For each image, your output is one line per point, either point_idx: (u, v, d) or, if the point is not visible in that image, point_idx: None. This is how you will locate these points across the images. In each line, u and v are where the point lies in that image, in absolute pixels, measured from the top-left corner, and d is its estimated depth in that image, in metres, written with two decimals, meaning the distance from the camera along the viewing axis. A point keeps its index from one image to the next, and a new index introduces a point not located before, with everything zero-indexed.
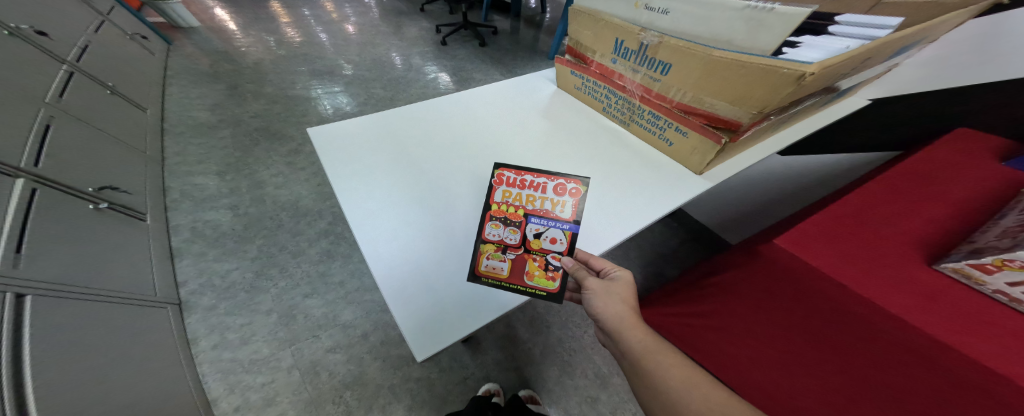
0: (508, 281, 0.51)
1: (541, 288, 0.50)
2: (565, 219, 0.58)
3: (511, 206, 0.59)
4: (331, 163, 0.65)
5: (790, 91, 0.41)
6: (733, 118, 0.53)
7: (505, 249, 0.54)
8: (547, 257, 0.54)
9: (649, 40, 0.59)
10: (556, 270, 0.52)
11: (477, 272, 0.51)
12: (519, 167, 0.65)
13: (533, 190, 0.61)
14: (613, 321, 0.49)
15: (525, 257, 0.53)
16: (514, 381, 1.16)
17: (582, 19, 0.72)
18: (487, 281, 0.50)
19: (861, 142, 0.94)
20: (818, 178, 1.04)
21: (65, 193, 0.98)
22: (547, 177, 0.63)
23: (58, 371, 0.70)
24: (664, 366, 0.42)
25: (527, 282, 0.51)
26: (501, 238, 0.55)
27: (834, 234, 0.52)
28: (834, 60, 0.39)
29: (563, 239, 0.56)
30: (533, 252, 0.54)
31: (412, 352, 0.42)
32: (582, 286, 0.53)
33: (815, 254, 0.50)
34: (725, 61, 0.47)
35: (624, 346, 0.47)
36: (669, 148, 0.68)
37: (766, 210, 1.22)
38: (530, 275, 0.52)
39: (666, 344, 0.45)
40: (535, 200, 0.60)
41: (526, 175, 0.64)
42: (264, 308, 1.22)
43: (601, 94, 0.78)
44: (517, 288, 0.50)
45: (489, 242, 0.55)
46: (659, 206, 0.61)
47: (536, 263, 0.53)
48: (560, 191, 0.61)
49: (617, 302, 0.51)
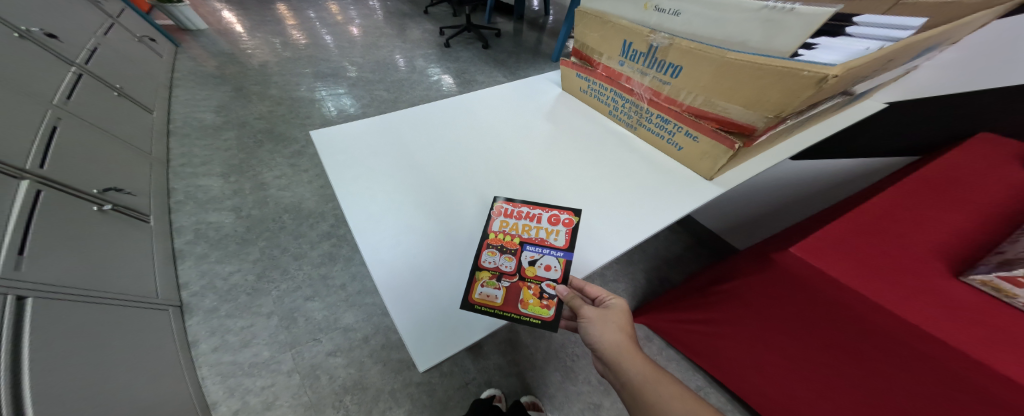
0: (501, 309, 0.45)
1: (538, 317, 0.45)
2: (560, 247, 0.53)
3: (506, 234, 0.54)
4: (333, 166, 0.64)
5: (810, 94, 0.39)
6: (747, 123, 0.51)
7: (500, 277, 0.49)
8: (541, 285, 0.49)
9: (659, 42, 0.57)
10: (551, 298, 0.47)
11: (470, 299, 0.46)
12: (517, 196, 0.61)
13: (531, 219, 0.57)
14: (612, 352, 0.44)
15: (519, 284, 0.49)
16: (516, 387, 1.14)
17: (588, 21, 0.71)
18: (480, 309, 0.46)
19: (872, 146, 0.92)
20: (832, 183, 1.02)
21: (69, 194, 0.98)
22: (544, 207, 0.59)
23: (57, 374, 0.69)
24: (668, 402, 0.38)
25: (521, 310, 0.46)
26: (496, 266, 0.50)
27: (852, 242, 0.50)
28: (858, 62, 0.37)
29: (557, 266, 0.51)
30: (526, 278, 0.50)
31: (414, 362, 0.40)
32: (577, 315, 0.48)
33: (831, 263, 0.47)
34: (740, 64, 0.46)
35: (624, 379, 0.42)
36: (678, 152, 0.66)
37: (776, 215, 1.19)
38: (524, 303, 0.47)
39: (668, 378, 0.41)
40: (532, 228, 0.56)
41: (523, 205, 0.60)
42: (265, 310, 1.22)
43: (608, 97, 0.77)
44: (510, 316, 0.45)
45: (484, 269, 0.50)
46: (668, 214, 0.59)
47: (531, 291, 0.48)
48: (555, 220, 0.57)
49: (615, 331, 0.46)
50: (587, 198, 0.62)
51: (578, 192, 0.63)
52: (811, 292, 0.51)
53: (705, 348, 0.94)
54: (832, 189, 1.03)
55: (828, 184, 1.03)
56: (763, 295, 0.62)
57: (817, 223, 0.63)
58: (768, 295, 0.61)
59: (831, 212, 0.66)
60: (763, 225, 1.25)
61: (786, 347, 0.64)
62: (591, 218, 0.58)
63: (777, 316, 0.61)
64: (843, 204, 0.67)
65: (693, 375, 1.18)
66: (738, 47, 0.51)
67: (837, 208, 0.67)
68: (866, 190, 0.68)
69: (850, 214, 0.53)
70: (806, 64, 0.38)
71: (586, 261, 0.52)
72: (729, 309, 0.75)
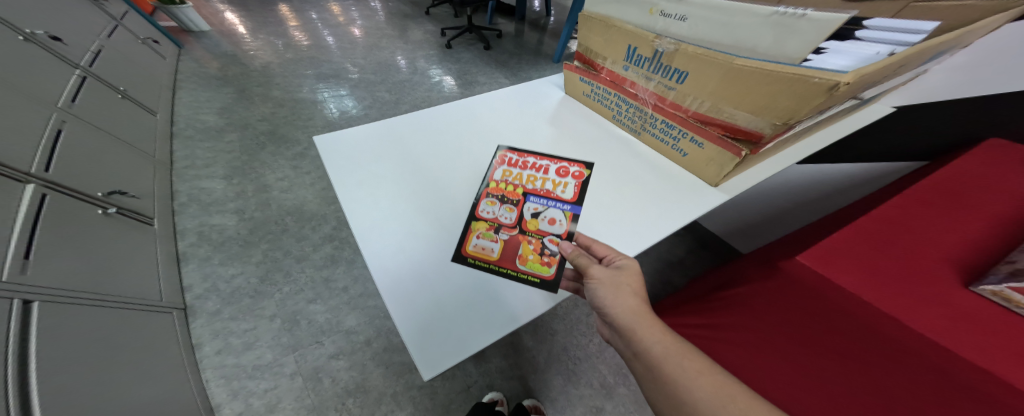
0: (497, 263, 0.52)
1: (535, 273, 0.51)
2: (566, 201, 0.62)
3: (511, 186, 0.64)
4: (337, 172, 0.64)
5: (820, 102, 0.39)
6: (755, 129, 0.50)
7: (498, 230, 0.57)
8: (542, 240, 0.56)
9: (665, 47, 0.57)
10: (552, 256, 0.53)
11: (463, 252, 0.53)
12: (523, 152, 0.72)
13: (536, 175, 0.67)
14: (625, 317, 0.43)
15: (520, 239, 0.56)
16: (519, 390, 1.14)
17: (592, 25, 0.70)
18: (473, 261, 0.52)
19: (877, 150, 0.91)
20: (838, 187, 1.01)
21: (74, 198, 0.99)
22: (551, 162, 0.70)
23: (65, 378, 0.70)
24: (687, 371, 0.37)
25: (518, 266, 0.52)
26: (495, 217, 0.59)
27: (857, 250, 0.50)
28: (869, 69, 0.36)
29: (562, 220, 0.59)
30: (528, 232, 0.57)
31: (418, 370, 0.40)
32: (586, 276, 0.47)
33: (839, 273, 0.47)
34: (747, 70, 0.45)
35: (639, 346, 0.41)
36: (683, 158, 0.66)
37: (780, 218, 1.19)
38: (523, 259, 0.53)
39: (683, 343, 0.41)
40: (536, 182, 0.65)
41: (529, 160, 0.71)
42: (268, 313, 1.22)
43: (611, 101, 0.76)
44: (507, 272, 0.51)
45: (482, 222, 0.58)
46: (674, 221, 0.58)
47: (530, 247, 0.54)
48: (562, 174, 0.67)
49: (628, 294, 0.45)
50: (591, 204, 0.62)
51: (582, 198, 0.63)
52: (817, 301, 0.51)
53: None
54: (838, 193, 1.02)
55: (834, 188, 1.02)
56: None
57: (822, 230, 0.62)
58: None
59: (838, 219, 0.66)
60: (767, 228, 1.24)
61: None
62: (595, 224, 0.58)
63: None
64: (849, 210, 0.67)
65: None
66: (747, 53, 0.51)
67: (844, 214, 0.66)
68: (873, 196, 0.67)
69: (859, 222, 0.53)
70: (817, 71, 0.38)
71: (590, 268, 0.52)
72: None
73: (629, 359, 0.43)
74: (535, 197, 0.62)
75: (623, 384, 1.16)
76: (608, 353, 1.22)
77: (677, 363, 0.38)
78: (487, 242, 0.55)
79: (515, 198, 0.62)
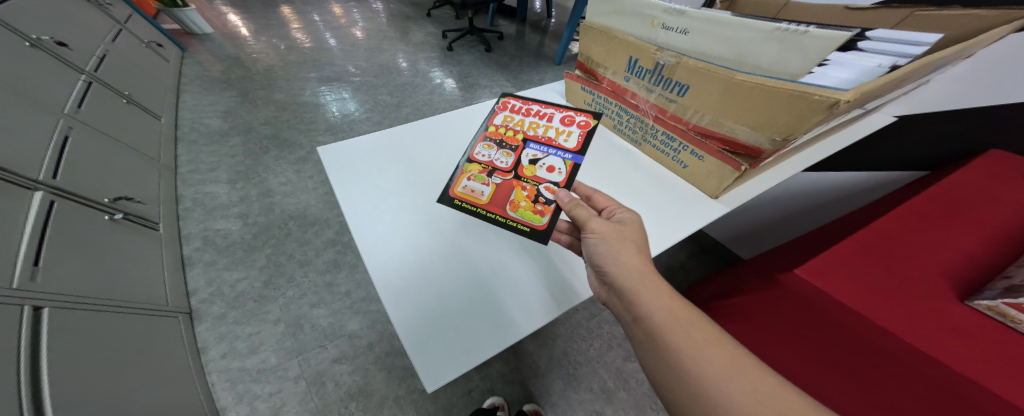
0: (485, 207, 0.56)
1: (518, 217, 0.53)
2: (569, 149, 0.61)
3: (511, 131, 0.66)
4: (341, 184, 0.65)
5: (821, 119, 0.39)
6: (755, 144, 0.51)
7: (491, 173, 0.60)
8: (538, 187, 0.57)
9: (666, 60, 0.57)
10: (546, 204, 0.55)
11: (453, 194, 0.58)
12: (526, 99, 0.72)
13: (539, 121, 0.67)
14: (625, 273, 0.41)
15: (509, 185, 0.58)
16: (520, 394, 1.15)
17: (593, 36, 0.71)
18: (463, 202, 0.57)
19: (879, 159, 0.91)
20: (839, 195, 1.01)
21: (82, 204, 1.00)
22: (557, 111, 0.68)
23: (75, 383, 0.71)
24: (687, 332, 0.35)
25: (503, 210, 0.55)
26: (489, 161, 0.62)
27: (855, 263, 0.49)
28: (870, 87, 0.37)
29: (561, 168, 0.59)
30: (522, 179, 0.58)
31: (423, 383, 0.41)
32: (587, 230, 0.47)
33: (839, 286, 0.47)
34: (748, 85, 0.46)
35: (639, 305, 0.39)
36: (683, 169, 0.67)
37: (780, 225, 1.19)
38: (509, 204, 0.55)
39: (686, 306, 0.38)
40: (538, 128, 0.66)
41: (532, 106, 0.70)
42: (272, 317, 1.23)
43: (612, 111, 0.77)
44: (496, 216, 0.54)
45: (477, 166, 0.62)
46: (673, 233, 0.59)
47: (524, 193, 0.57)
48: (568, 122, 0.66)
49: (630, 249, 0.43)
50: None
51: None
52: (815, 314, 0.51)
53: None
54: (839, 200, 1.02)
55: (835, 196, 1.02)
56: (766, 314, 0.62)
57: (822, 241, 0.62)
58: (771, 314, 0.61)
59: (837, 229, 0.66)
60: (768, 234, 1.25)
61: None
62: None
63: None
64: (847, 221, 0.67)
65: None
66: (748, 68, 0.51)
67: (842, 225, 0.66)
68: (871, 207, 0.67)
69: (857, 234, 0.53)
70: (817, 88, 0.38)
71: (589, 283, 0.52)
72: None
73: (627, 319, 0.41)
74: (535, 148, 0.63)
75: (623, 389, 1.17)
76: (608, 358, 1.23)
77: (678, 324, 0.36)
78: (480, 185, 0.59)
79: (515, 148, 0.63)
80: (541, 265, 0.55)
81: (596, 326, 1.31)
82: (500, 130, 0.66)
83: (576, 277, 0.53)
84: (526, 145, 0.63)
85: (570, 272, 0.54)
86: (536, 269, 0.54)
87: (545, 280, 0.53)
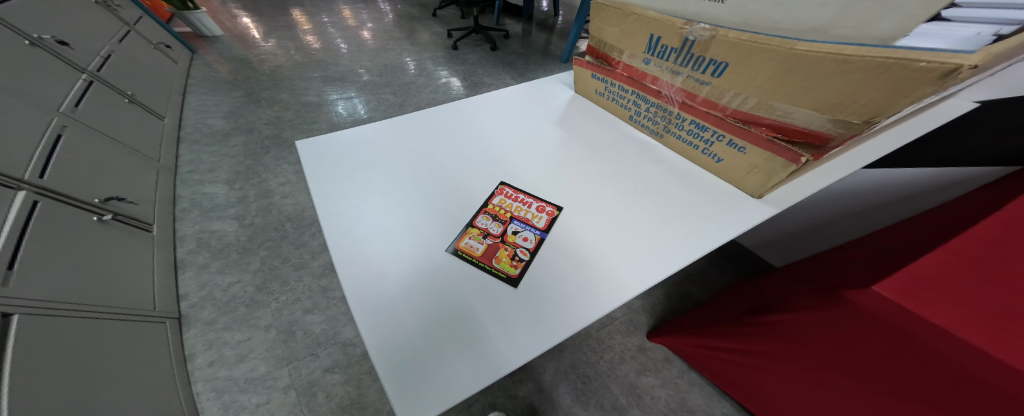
0: (479, 259, 0.48)
1: (503, 272, 0.47)
2: (540, 228, 0.53)
3: (505, 207, 0.56)
4: (316, 182, 0.58)
5: (926, 93, 0.30)
6: (820, 130, 0.42)
7: (486, 235, 0.52)
8: (516, 250, 0.50)
9: (697, 35, 0.49)
10: (521, 260, 0.48)
11: (454, 245, 0.50)
12: (525, 170, 0.63)
13: (525, 191, 0.59)
14: None
15: (498, 244, 0.50)
16: (522, 411, 1.03)
17: (606, 14, 0.63)
18: (460, 254, 0.49)
19: (960, 153, 0.73)
20: (897, 196, 0.87)
21: (68, 204, 0.97)
22: (534, 194, 0.58)
23: (40, 398, 0.65)
24: None
25: (491, 263, 0.48)
26: (486, 227, 0.53)
27: (976, 280, 0.36)
28: (1002, 48, 0.28)
29: (532, 239, 0.51)
30: (506, 244, 0.51)
31: (397, 410, 0.34)
32: None
33: (941, 311, 0.35)
34: (813, 57, 0.37)
35: None
36: (716, 164, 0.58)
37: (821, 230, 1.08)
38: (496, 258, 0.48)
39: None
40: (524, 203, 0.56)
41: (526, 176, 0.62)
42: (263, 323, 1.17)
43: (629, 100, 0.68)
44: (481, 266, 0.47)
45: (475, 227, 0.53)
46: (706, 240, 0.50)
47: (506, 251, 0.49)
48: (542, 202, 0.57)
49: None
50: (597, 221, 0.54)
51: (589, 216, 0.55)
52: (898, 339, 0.39)
53: (735, 376, 0.86)
54: (895, 201, 0.88)
55: (893, 197, 0.88)
56: (825, 334, 0.51)
57: (908, 243, 0.48)
58: (832, 334, 0.49)
59: (931, 227, 0.51)
60: (808, 238, 1.13)
61: (854, 396, 0.53)
62: (604, 246, 0.50)
63: (844, 358, 0.50)
64: (929, 222, 0.54)
65: (720, 403, 1.07)
66: (814, 35, 0.41)
67: (927, 226, 0.53)
68: (946, 210, 0.58)
69: (964, 232, 0.39)
70: (922, 53, 0.29)
71: (602, 302, 0.43)
72: (776, 342, 0.63)
73: None
74: (516, 224, 0.53)
75: (636, 406, 1.06)
76: (621, 372, 1.12)
77: None
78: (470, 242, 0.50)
79: (504, 221, 0.54)
80: (546, 275, 0.47)
81: (607, 337, 1.20)
82: (497, 203, 0.57)
83: (584, 289, 0.45)
84: (511, 221, 0.54)
85: (582, 286, 0.45)
86: (540, 280, 0.46)
87: (553, 292, 0.45)
